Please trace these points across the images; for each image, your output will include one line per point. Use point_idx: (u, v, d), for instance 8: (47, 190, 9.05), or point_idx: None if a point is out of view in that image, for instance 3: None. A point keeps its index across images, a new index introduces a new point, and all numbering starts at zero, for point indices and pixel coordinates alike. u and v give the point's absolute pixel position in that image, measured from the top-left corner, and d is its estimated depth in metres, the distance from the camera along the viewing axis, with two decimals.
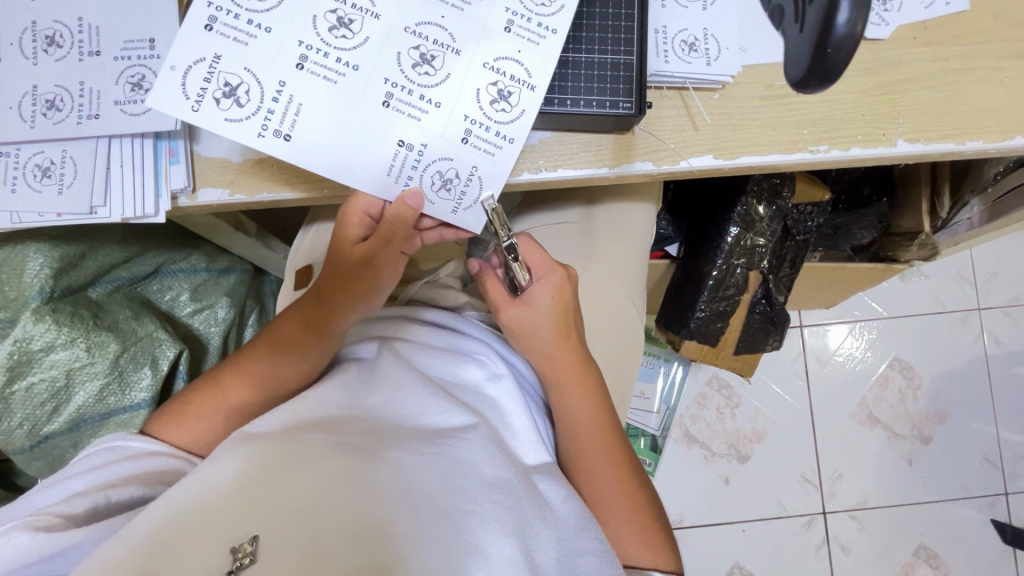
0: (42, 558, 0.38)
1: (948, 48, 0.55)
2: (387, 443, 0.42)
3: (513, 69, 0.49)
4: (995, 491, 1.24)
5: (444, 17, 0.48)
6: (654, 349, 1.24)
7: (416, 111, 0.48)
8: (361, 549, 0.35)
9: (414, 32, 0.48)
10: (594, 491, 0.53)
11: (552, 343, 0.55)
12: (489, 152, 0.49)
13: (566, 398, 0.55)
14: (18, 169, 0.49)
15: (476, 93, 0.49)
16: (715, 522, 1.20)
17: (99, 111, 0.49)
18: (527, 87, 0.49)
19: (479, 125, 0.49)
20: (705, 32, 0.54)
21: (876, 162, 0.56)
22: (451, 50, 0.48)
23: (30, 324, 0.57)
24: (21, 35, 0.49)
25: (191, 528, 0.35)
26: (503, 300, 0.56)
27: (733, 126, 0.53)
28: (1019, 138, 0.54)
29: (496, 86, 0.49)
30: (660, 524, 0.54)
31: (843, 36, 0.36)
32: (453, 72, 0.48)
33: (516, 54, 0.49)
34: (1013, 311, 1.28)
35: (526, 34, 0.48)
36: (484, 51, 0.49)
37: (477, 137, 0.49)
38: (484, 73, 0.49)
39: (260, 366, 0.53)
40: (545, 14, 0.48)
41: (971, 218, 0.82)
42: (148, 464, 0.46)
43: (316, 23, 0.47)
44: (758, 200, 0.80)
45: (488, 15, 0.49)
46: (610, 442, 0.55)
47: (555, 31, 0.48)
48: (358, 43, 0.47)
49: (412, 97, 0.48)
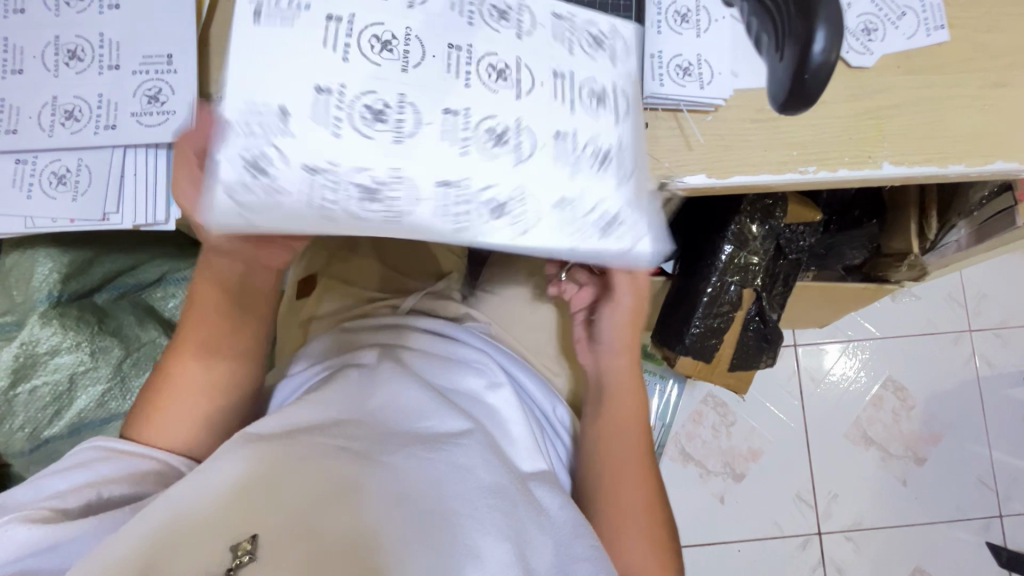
0: (38, 551, 0.38)
1: (929, 75, 0.58)
2: (387, 448, 0.43)
3: (404, 197, 0.36)
4: (990, 513, 1.24)
5: (545, 82, 0.39)
6: (649, 365, 1.23)
7: (322, 118, 0.35)
8: (363, 548, 0.36)
9: (525, 65, 0.39)
10: (615, 497, 0.56)
11: (627, 340, 0.63)
12: (290, 204, 0.36)
13: (618, 405, 0.61)
14: (34, 175, 0.51)
15: (367, 164, 0.35)
16: (711, 541, 1.20)
17: (116, 122, 0.51)
18: (412, 212, 0.36)
19: (334, 178, 0.35)
20: (698, 57, 0.56)
21: (863, 183, 0.58)
22: (499, 106, 0.38)
23: (37, 328, 0.58)
24: (43, 49, 0.51)
25: (193, 524, 0.36)
26: (627, 287, 0.59)
27: (726, 146, 0.56)
28: (999, 162, 0.57)
29: (383, 180, 0.36)
30: (667, 549, 0.56)
31: (819, 63, 0.42)
32: (442, 126, 0.36)
33: (443, 185, 0.36)
34: (1004, 332, 1.30)
35: (445, 208, 0.37)
36: (411, 169, 0.36)
37: (321, 175, 0.35)
38: (390, 169, 0.36)
39: (196, 369, 0.52)
40: (515, 213, 0.38)
41: (958, 241, 0.84)
42: (140, 463, 0.47)
43: (523, 11, 0.40)
44: (751, 219, 0.82)
45: (547, 111, 0.39)
46: (641, 453, 0.59)
47: (453, 226, 0.37)
48: (500, 33, 0.39)
49: (360, 108, 0.35)
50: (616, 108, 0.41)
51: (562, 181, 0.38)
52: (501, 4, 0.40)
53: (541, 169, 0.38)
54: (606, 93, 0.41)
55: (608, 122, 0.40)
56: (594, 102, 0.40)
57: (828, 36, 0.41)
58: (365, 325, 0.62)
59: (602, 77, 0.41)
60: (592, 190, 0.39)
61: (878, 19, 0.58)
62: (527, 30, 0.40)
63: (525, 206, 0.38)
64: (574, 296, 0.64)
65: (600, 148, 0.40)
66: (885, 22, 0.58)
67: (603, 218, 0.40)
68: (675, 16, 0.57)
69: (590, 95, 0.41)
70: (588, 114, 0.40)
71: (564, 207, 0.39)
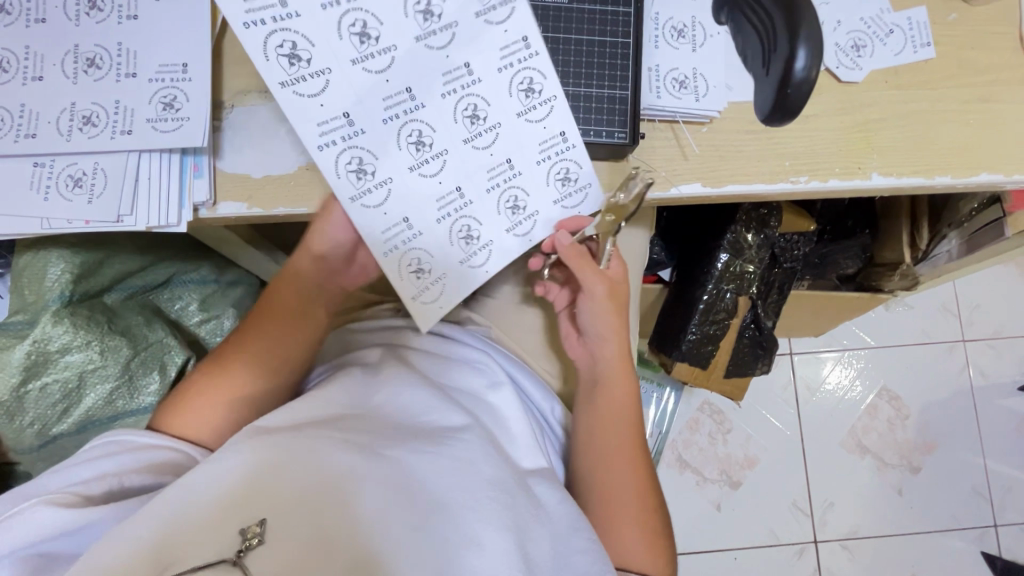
0: (57, 535, 0.40)
1: (916, 90, 0.60)
2: (390, 443, 0.44)
3: (310, 88, 0.48)
4: (985, 522, 1.25)
5: (488, 156, 0.53)
6: (646, 373, 1.25)
7: (351, 34, 0.47)
8: (368, 532, 0.37)
9: (495, 135, 0.52)
10: (604, 491, 0.57)
11: (621, 330, 0.61)
12: (243, 20, 0.45)
13: (605, 400, 0.61)
14: (52, 179, 0.53)
15: (313, 51, 0.47)
16: (707, 548, 1.21)
17: (132, 127, 0.53)
18: (283, 78, 0.47)
19: (292, 50, 0.47)
20: (694, 71, 0.58)
21: (853, 193, 0.60)
22: (441, 136, 0.51)
23: (50, 326, 0.59)
24: (63, 57, 0.53)
25: (204, 509, 0.37)
26: (598, 278, 0.58)
27: (721, 157, 0.58)
28: (983, 175, 0.59)
29: (300, 59, 0.47)
30: (661, 538, 0.57)
31: (800, 80, 0.42)
32: (386, 112, 0.50)
33: (346, 119, 0.49)
34: (997, 343, 1.31)
35: (324, 125, 0.48)
36: (330, 99, 0.48)
37: (283, 34, 0.46)
38: (323, 78, 0.48)
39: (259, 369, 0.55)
40: (375, 180, 0.51)
41: (949, 251, 0.86)
42: (160, 454, 0.48)
43: (543, 103, 0.52)
44: (747, 228, 0.84)
45: (470, 173, 0.53)
46: (634, 439, 0.60)
47: (317, 143, 0.49)
48: (511, 100, 0.52)
49: (360, 49, 0.48)
50: (513, 229, 0.55)
51: (417, 213, 0.53)
52: (546, 83, 0.51)
53: (411, 183, 0.52)
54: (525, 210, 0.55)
55: (499, 230, 0.55)
56: (505, 214, 0.55)
57: (807, 54, 0.41)
58: (369, 327, 0.65)
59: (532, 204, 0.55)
60: (424, 232, 0.53)
61: (867, 37, 0.61)
62: (527, 120, 0.52)
63: (380, 186, 0.51)
64: (554, 294, 0.65)
65: (475, 232, 0.54)
66: (874, 39, 0.61)
67: (416, 254, 0.54)
68: (671, 31, 0.59)
69: (510, 208, 0.54)
70: (488, 208, 0.54)
71: (412, 228, 0.53)
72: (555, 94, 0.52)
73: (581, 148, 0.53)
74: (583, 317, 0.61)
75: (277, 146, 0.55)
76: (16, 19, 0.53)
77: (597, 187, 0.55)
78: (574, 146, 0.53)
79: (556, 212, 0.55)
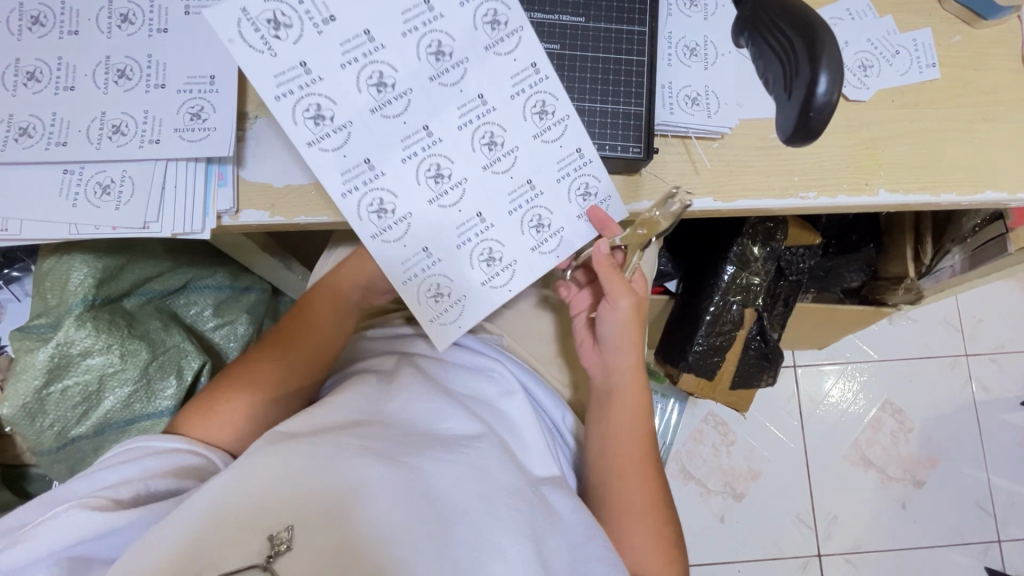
0: (97, 536, 0.41)
1: (922, 110, 0.62)
2: (410, 450, 0.45)
3: (332, 142, 0.49)
4: (988, 538, 1.25)
5: (505, 178, 0.53)
6: (651, 384, 1.26)
7: (363, 81, 0.48)
8: (389, 538, 0.39)
9: (513, 157, 0.53)
10: (619, 502, 0.57)
11: (635, 341, 0.61)
12: (273, 93, 0.47)
13: (617, 411, 0.61)
14: (80, 185, 0.54)
15: (329, 104, 0.48)
16: (711, 561, 1.21)
17: (160, 137, 0.54)
18: (308, 136, 0.48)
19: (317, 111, 0.48)
20: (706, 89, 0.60)
21: (860, 209, 0.61)
22: (459, 166, 0.52)
23: (73, 329, 0.60)
24: (94, 67, 0.55)
25: (233, 513, 0.38)
26: (625, 291, 0.58)
27: (731, 172, 0.59)
28: (988, 193, 0.61)
29: (317, 111, 0.48)
30: (675, 547, 0.58)
31: (822, 104, 0.41)
32: (405, 151, 0.51)
33: (368, 164, 0.50)
34: (1000, 358, 1.32)
35: (348, 172, 0.50)
36: (351, 149, 0.49)
37: (308, 98, 0.48)
38: (346, 130, 0.49)
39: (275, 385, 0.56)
40: (397, 218, 0.52)
41: (953, 266, 0.87)
42: (185, 459, 0.49)
43: (557, 125, 0.53)
44: (753, 241, 0.86)
45: (493, 199, 0.53)
46: (646, 452, 0.60)
47: (341, 191, 0.50)
48: (525, 124, 0.52)
49: (378, 97, 0.49)
50: (538, 248, 0.55)
51: (439, 235, 0.53)
52: (557, 105, 0.52)
53: (431, 216, 0.52)
54: (548, 227, 0.55)
55: (524, 251, 0.55)
56: (529, 234, 0.54)
57: (830, 77, 0.40)
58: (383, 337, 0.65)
59: (556, 221, 0.55)
60: (446, 258, 0.53)
61: (874, 57, 0.62)
62: (543, 142, 0.53)
63: (400, 223, 0.52)
64: (574, 297, 0.66)
65: (496, 251, 0.54)
66: (880, 60, 0.62)
67: (437, 279, 0.54)
68: (684, 50, 0.61)
69: (532, 225, 0.54)
70: (507, 223, 0.54)
71: (440, 265, 0.54)
72: (567, 114, 0.52)
73: (598, 162, 0.54)
74: (604, 326, 0.61)
75: (300, 155, 0.56)
76: (50, 30, 0.55)
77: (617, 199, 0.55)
78: (590, 161, 0.54)
79: (580, 227, 0.55)
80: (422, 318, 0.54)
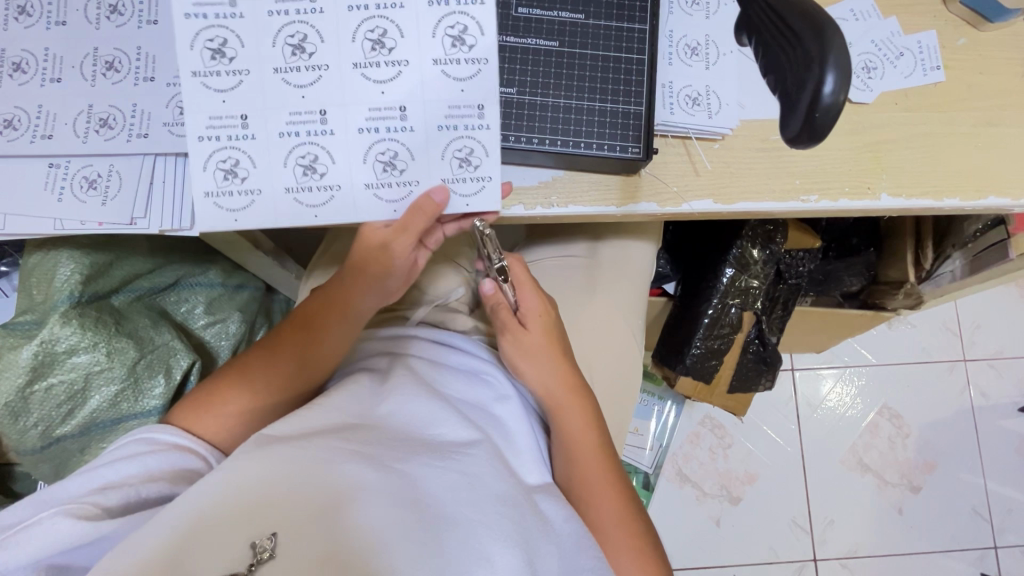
0: (80, 546, 0.40)
1: (926, 113, 0.61)
2: (399, 456, 0.44)
3: (221, 83, 0.47)
4: (985, 544, 1.24)
5: (378, 94, 0.49)
6: (648, 386, 1.26)
7: (298, 48, 0.48)
8: (377, 543, 0.38)
9: (398, 71, 0.48)
10: (591, 509, 0.54)
11: (556, 370, 0.59)
12: (185, 10, 0.46)
13: (563, 419, 0.57)
14: (66, 180, 0.53)
15: (233, 41, 0.47)
16: (706, 565, 1.20)
17: (148, 131, 0.53)
18: (195, 74, 0.47)
19: (219, 46, 0.47)
20: (707, 89, 0.59)
21: (863, 213, 0.60)
22: (334, 141, 0.49)
23: (58, 327, 0.59)
24: (81, 59, 0.54)
25: (217, 516, 0.37)
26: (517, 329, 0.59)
27: (733, 174, 0.58)
28: (991, 198, 0.60)
29: (212, 45, 0.46)
30: (652, 542, 0.55)
31: (828, 105, 0.40)
32: (289, 125, 0.48)
33: (243, 121, 0.48)
34: (998, 363, 1.32)
35: (216, 118, 0.48)
36: (235, 97, 0.47)
37: (216, 29, 0.46)
38: (238, 78, 0.47)
39: (264, 386, 0.55)
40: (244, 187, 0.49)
41: (953, 271, 0.86)
42: (181, 458, 0.48)
43: (463, 128, 0.50)
44: (752, 244, 0.85)
45: (362, 176, 0.50)
46: (606, 453, 0.57)
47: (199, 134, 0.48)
48: (433, 42, 0.48)
49: (290, 60, 0.48)
50: (375, 188, 0.51)
51: (267, 159, 0.49)
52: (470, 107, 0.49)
53: (275, 176, 0.49)
54: (400, 170, 0.50)
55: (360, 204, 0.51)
56: (373, 166, 0.50)
57: (837, 77, 0.39)
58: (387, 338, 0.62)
59: (411, 168, 0.50)
60: (266, 193, 0.50)
61: (877, 59, 0.62)
62: (433, 135, 0.50)
63: (246, 195, 0.49)
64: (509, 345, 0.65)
65: (321, 167, 0.50)
66: (885, 62, 0.61)
67: (252, 200, 0.50)
68: (685, 49, 0.60)
69: (383, 163, 0.50)
70: (355, 154, 0.50)
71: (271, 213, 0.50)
72: (486, 57, 0.49)
73: (483, 135, 0.50)
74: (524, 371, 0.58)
75: None
76: (36, 21, 0.54)
77: (497, 181, 0.51)
78: (488, 126, 0.50)
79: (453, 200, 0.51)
80: (225, 224, 0.50)
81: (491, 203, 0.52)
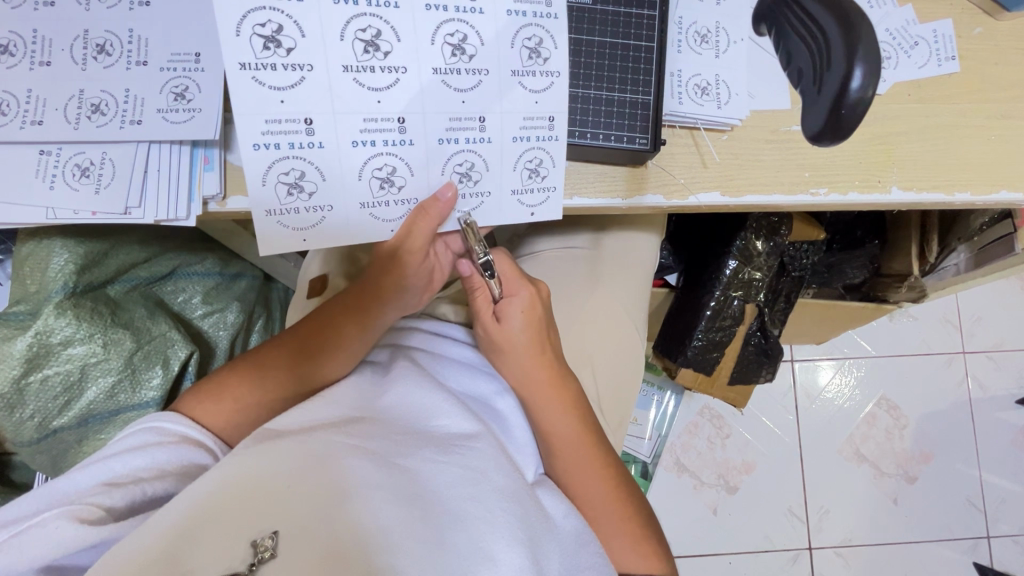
0: (75, 547, 0.39)
1: (938, 106, 0.59)
2: (403, 451, 0.44)
3: (277, 80, 0.42)
4: (978, 534, 1.26)
5: (459, 103, 0.47)
6: (648, 376, 1.25)
7: (371, 45, 0.44)
8: (375, 541, 0.37)
9: (478, 80, 0.47)
10: (584, 500, 0.53)
11: (546, 370, 0.56)
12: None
13: (544, 413, 0.55)
14: (57, 167, 0.51)
15: (292, 29, 0.42)
16: (703, 553, 1.21)
17: (141, 117, 0.52)
18: (243, 66, 0.41)
19: (273, 34, 0.41)
20: (716, 78, 0.57)
21: (873, 206, 0.59)
22: (408, 150, 0.47)
23: (53, 318, 0.58)
24: (71, 41, 0.52)
25: (218, 513, 0.36)
26: (500, 330, 0.56)
27: (741, 166, 0.57)
28: (1003, 193, 0.59)
29: (265, 35, 0.41)
30: (648, 528, 0.55)
31: (855, 100, 0.39)
32: (361, 134, 0.46)
33: (307, 126, 0.44)
34: (996, 356, 1.32)
35: (275, 123, 0.43)
36: (294, 98, 0.43)
37: (272, 14, 0.41)
38: (299, 74, 0.43)
39: (260, 384, 0.53)
40: (310, 202, 0.46)
41: (958, 264, 0.85)
42: (187, 451, 0.47)
43: (540, 140, 0.50)
44: (757, 236, 0.83)
45: (433, 183, 0.50)
46: (599, 444, 0.55)
47: (254, 142, 0.43)
48: (512, 52, 0.48)
49: (362, 57, 0.44)
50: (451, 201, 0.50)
51: (337, 172, 0.46)
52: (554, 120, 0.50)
53: (347, 187, 0.47)
54: (475, 181, 0.50)
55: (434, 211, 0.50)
56: (450, 180, 0.50)
57: (866, 70, 0.38)
58: (397, 348, 0.59)
59: (485, 178, 0.50)
60: (337, 209, 0.47)
61: (891, 48, 0.60)
62: (513, 146, 0.50)
63: (315, 211, 0.47)
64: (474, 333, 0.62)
65: (398, 180, 0.48)
66: (898, 50, 0.60)
67: (322, 216, 0.47)
68: (695, 36, 0.58)
69: (459, 174, 0.50)
70: (428, 164, 0.49)
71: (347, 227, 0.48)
72: (560, 69, 0.49)
73: (562, 142, 0.51)
74: (508, 369, 0.56)
75: None
76: None
77: (560, 193, 0.52)
78: (557, 138, 0.50)
79: (523, 204, 0.52)
80: (291, 243, 0.47)
81: (556, 213, 0.53)
